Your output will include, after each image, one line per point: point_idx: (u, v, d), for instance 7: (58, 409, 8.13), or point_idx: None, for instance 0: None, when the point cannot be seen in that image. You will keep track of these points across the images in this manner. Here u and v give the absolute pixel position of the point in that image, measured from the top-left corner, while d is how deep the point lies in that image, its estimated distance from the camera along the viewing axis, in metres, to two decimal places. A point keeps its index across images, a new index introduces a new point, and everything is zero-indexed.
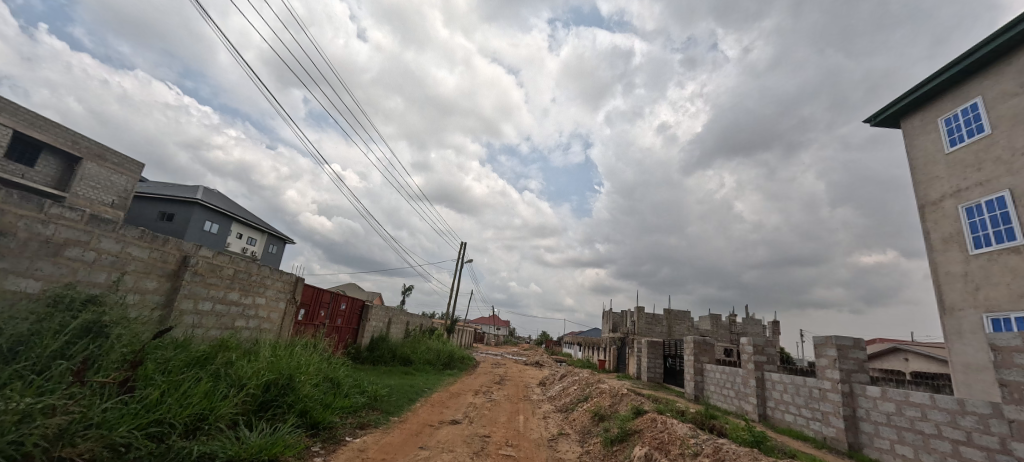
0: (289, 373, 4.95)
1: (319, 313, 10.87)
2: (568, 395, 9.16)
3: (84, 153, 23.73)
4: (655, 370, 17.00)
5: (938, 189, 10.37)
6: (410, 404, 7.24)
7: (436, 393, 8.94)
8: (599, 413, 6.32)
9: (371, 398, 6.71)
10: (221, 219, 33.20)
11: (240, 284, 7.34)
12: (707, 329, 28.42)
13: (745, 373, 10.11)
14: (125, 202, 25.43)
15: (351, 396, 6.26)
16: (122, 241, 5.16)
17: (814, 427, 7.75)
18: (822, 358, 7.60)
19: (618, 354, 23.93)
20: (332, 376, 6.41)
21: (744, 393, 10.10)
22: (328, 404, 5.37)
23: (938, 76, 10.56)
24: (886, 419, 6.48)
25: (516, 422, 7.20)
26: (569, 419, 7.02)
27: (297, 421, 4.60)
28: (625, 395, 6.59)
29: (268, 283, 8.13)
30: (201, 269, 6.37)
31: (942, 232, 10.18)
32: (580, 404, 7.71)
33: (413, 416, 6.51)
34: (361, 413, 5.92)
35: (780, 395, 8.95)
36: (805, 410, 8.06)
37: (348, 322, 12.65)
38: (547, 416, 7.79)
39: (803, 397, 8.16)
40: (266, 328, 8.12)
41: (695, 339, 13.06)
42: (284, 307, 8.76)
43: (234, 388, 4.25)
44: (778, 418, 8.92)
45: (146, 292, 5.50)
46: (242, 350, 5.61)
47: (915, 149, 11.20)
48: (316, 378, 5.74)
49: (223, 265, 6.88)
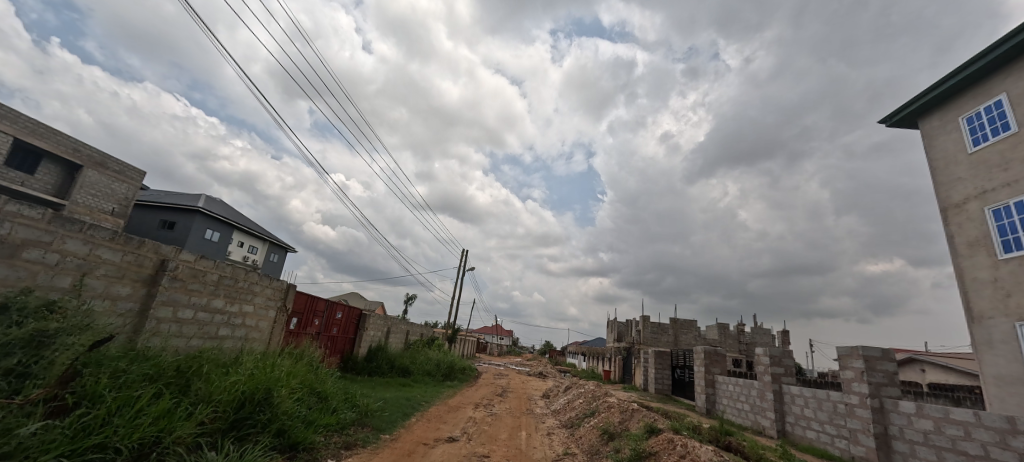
0: (268, 387, 4.52)
1: (313, 322, 10.44)
2: (573, 409, 8.65)
3: (85, 160, 23.66)
4: (662, 382, 16.38)
5: (962, 190, 9.87)
6: (405, 420, 6.73)
7: (433, 407, 8.44)
8: (608, 432, 5.78)
9: (362, 414, 6.22)
10: (223, 227, 33.02)
11: (226, 291, 6.95)
12: (715, 338, 27.66)
13: (762, 387, 9.51)
14: (126, 209, 25.24)
15: (339, 411, 5.77)
16: (91, 243, 4.78)
17: (841, 446, 7.18)
18: (848, 370, 7.06)
19: (623, 364, 23.27)
20: (319, 389, 5.94)
21: (760, 408, 9.50)
22: (311, 421, 4.90)
23: (958, 74, 10.15)
24: (922, 438, 5.92)
25: (518, 439, 6.67)
26: (576, 436, 6.52)
27: (272, 442, 4.14)
28: (636, 412, 6.05)
29: (256, 290, 7.73)
30: (180, 274, 5.97)
31: (967, 236, 9.66)
32: (586, 419, 7.23)
33: (407, 434, 6.00)
34: (349, 430, 5.44)
35: (800, 410, 8.37)
36: (829, 427, 7.50)
37: (344, 331, 12.18)
38: (552, 433, 7.25)
39: (827, 413, 7.61)
40: (253, 338, 7.68)
41: (705, 349, 12.48)
42: (274, 316, 8.34)
43: (200, 404, 3.84)
44: (799, 435, 8.33)
45: (118, 299, 5.10)
46: (221, 361, 5.18)
47: (935, 150, 10.73)
48: (301, 393, 5.28)
49: (206, 271, 6.49)
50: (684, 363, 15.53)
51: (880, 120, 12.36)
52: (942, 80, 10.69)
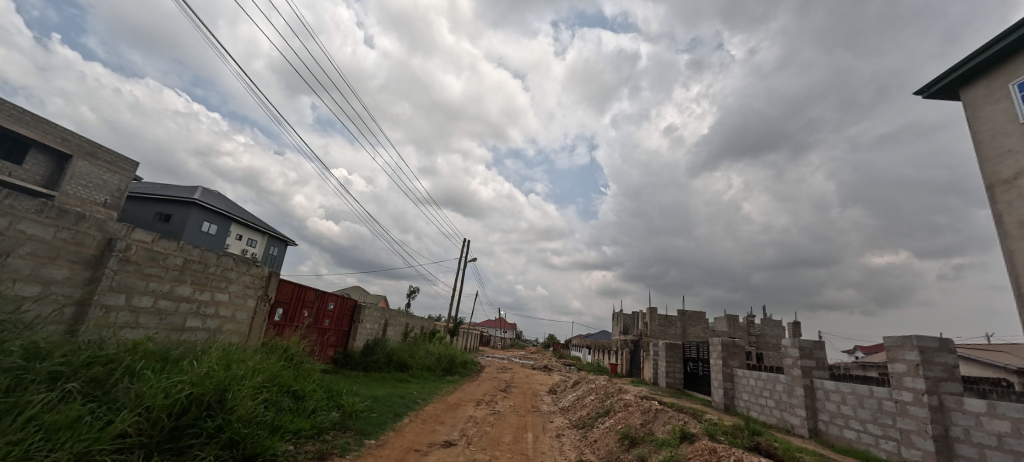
0: (222, 387, 3.73)
1: (302, 313, 9.70)
2: (584, 407, 7.86)
3: (75, 150, 22.98)
4: (673, 376, 15.62)
5: (1013, 165, 8.91)
6: (396, 421, 5.97)
7: (430, 406, 7.66)
8: (629, 436, 4.94)
9: (344, 416, 5.43)
10: (221, 220, 32.48)
11: (193, 277, 6.17)
12: (724, 330, 26.84)
13: (790, 381, 8.67)
14: (119, 201, 24.59)
15: (317, 414, 4.99)
16: (11, 216, 4.00)
17: (888, 448, 6.38)
18: (898, 363, 6.21)
19: (630, 357, 22.56)
20: (294, 388, 5.15)
21: (788, 404, 8.66)
22: (277, 428, 4.11)
23: (1006, 36, 9.10)
24: (995, 441, 5.10)
25: (524, 443, 5.84)
26: (590, 440, 5.73)
27: (220, 456, 3.35)
28: (660, 412, 5.27)
29: (231, 277, 6.94)
30: (134, 257, 5.20)
31: (1018, 214, 8.72)
32: (601, 419, 6.45)
33: (396, 438, 5.18)
34: (327, 436, 4.64)
35: (836, 407, 7.55)
36: (873, 427, 6.69)
37: (337, 324, 11.43)
38: (561, 435, 6.43)
39: (869, 411, 6.79)
40: (229, 330, 6.92)
41: (723, 341, 11.63)
42: (255, 305, 7.57)
43: (123, 410, 3.03)
44: (835, 434, 7.49)
45: (51, 283, 4.33)
46: (174, 355, 4.42)
47: (980, 123, 9.73)
48: (271, 394, 4.51)
49: (167, 254, 5.69)
50: (697, 355, 14.73)
51: (916, 90, 11.30)
52: (987, 45, 9.64)
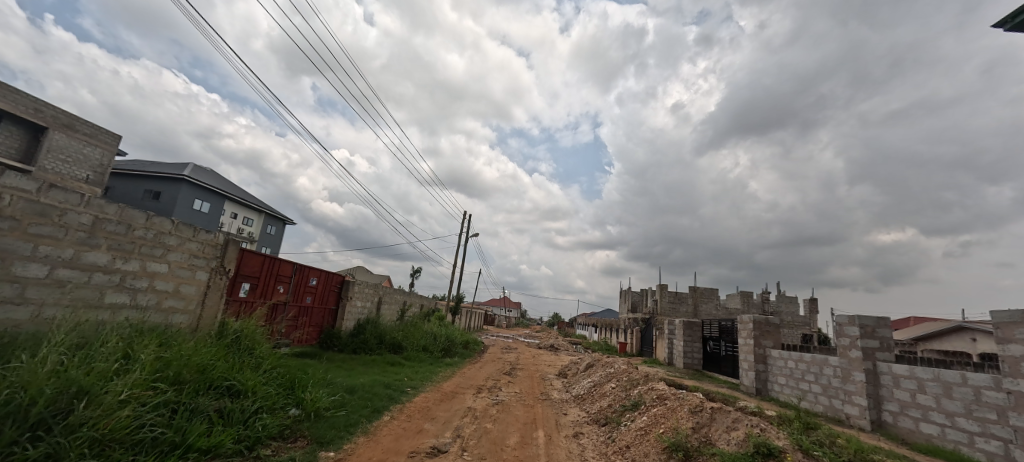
0: (73, 392, 2.43)
1: (277, 289, 8.49)
2: (604, 397, 6.63)
3: (50, 122, 21.55)
4: (692, 356, 14.37)
5: None
6: (371, 421, 4.71)
7: (420, 396, 6.45)
8: (680, 447, 3.63)
9: (300, 418, 4.19)
10: (213, 198, 31.19)
11: (112, 242, 4.83)
12: (737, 307, 25.61)
13: (845, 364, 7.33)
14: (102, 177, 23.16)
15: (258, 416, 3.73)
16: None
17: (987, 448, 5.13)
18: (1014, 345, 4.87)
19: (641, 337, 21.46)
20: (226, 381, 3.87)
21: (842, 392, 7.35)
22: (175, 447, 2.85)
23: None
24: None
25: (534, 447, 4.54)
26: (618, 445, 4.46)
27: None
28: (717, 412, 3.98)
29: (170, 244, 5.62)
30: (9, 211, 3.87)
31: None
32: (629, 416, 5.19)
33: (366, 447, 3.92)
34: (264, 450, 3.39)
35: (908, 395, 6.24)
36: (967, 422, 5.38)
37: (321, 301, 10.22)
38: (580, 434, 5.17)
39: (962, 403, 5.47)
40: (171, 306, 5.69)
41: (755, 318, 10.26)
42: (208, 279, 6.30)
43: None
44: (905, 428, 6.21)
45: None
46: (42, 339, 3.13)
47: None
48: (181, 396, 3.24)
49: (65, 210, 4.34)
50: (719, 334, 13.46)
51: None
52: None
